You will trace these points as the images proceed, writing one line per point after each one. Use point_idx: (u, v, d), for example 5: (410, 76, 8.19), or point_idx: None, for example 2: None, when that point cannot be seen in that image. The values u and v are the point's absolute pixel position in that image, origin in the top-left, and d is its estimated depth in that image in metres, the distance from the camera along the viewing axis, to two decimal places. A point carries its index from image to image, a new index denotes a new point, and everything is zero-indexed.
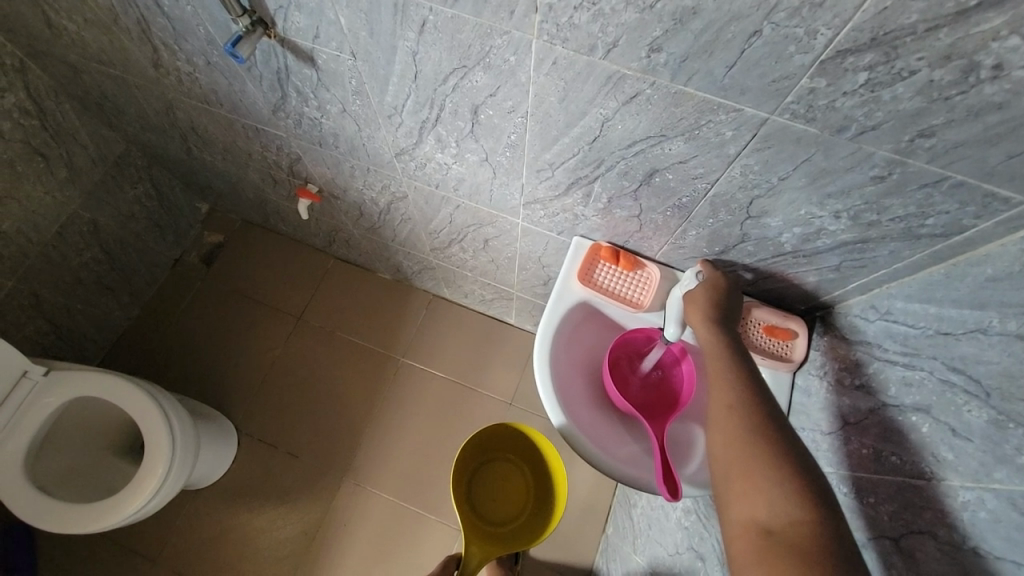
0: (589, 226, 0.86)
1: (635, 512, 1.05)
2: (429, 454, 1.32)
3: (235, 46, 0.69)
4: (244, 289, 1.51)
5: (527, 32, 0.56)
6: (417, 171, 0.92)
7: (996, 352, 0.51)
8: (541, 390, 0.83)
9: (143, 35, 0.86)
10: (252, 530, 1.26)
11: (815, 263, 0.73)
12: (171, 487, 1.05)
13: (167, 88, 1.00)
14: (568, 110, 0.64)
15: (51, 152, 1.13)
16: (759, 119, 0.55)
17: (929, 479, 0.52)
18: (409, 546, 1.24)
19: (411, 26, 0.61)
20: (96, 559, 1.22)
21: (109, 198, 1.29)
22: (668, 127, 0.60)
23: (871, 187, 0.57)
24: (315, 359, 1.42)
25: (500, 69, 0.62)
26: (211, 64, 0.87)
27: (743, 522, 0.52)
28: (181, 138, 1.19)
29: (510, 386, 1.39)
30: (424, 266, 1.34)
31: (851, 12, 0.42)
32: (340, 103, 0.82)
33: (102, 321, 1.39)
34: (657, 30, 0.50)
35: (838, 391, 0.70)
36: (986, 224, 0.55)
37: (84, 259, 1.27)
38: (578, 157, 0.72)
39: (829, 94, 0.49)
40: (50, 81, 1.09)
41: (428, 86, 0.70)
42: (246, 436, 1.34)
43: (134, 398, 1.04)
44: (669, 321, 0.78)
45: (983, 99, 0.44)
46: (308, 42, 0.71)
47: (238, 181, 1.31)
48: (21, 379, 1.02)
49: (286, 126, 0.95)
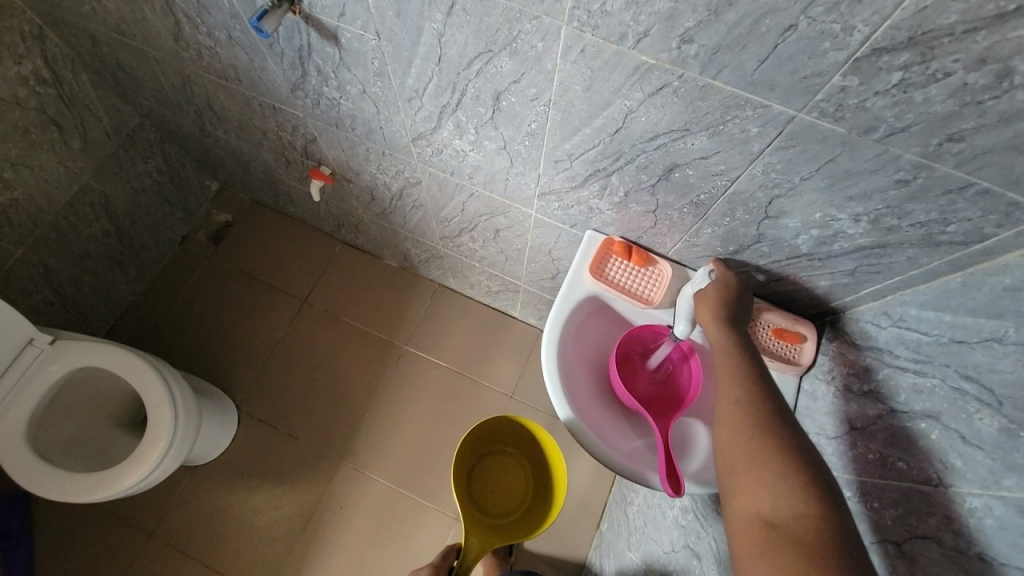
0: (603, 220, 0.86)
1: (631, 509, 1.05)
2: (429, 440, 1.33)
3: (260, 20, 0.68)
4: (251, 269, 1.51)
5: (556, 18, 0.56)
6: (433, 157, 0.92)
7: (1010, 361, 0.50)
8: (547, 382, 0.83)
9: (166, 7, 0.85)
10: (248, 509, 1.26)
11: (829, 268, 0.73)
12: (172, 461, 1.05)
13: (185, 62, 0.99)
14: (593, 100, 0.64)
15: (66, 122, 1.14)
16: (786, 117, 0.54)
17: (936, 486, 0.52)
18: (405, 532, 1.25)
19: (439, 7, 0.61)
20: (93, 530, 1.23)
21: (121, 171, 1.29)
22: (692, 121, 0.60)
23: (894, 191, 0.57)
24: (318, 342, 1.43)
25: (526, 55, 0.62)
26: (233, 39, 0.86)
27: (746, 516, 0.52)
28: (196, 115, 1.19)
29: (511, 378, 1.39)
30: (431, 255, 1.34)
31: (891, 9, 0.42)
32: (360, 84, 0.82)
33: (109, 294, 1.39)
34: (690, 21, 0.49)
35: (845, 397, 0.70)
36: (1007, 233, 0.54)
37: (92, 231, 1.27)
38: (598, 148, 0.71)
39: (860, 93, 0.49)
40: (68, 50, 1.09)
41: (451, 70, 0.70)
42: (247, 415, 1.35)
43: (137, 369, 1.04)
44: (679, 318, 0.78)
45: (1015, 105, 0.44)
46: (333, 20, 0.71)
47: (250, 160, 1.31)
48: (26, 347, 1.02)
49: (304, 106, 0.95)
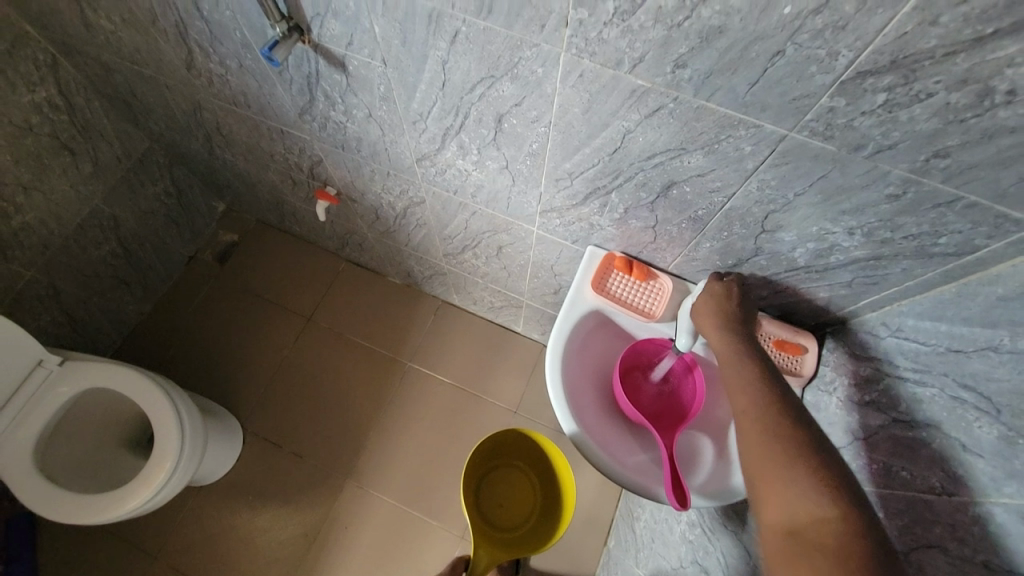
0: (603, 236, 0.88)
1: (638, 525, 1.05)
2: (434, 457, 1.33)
3: (271, 50, 0.71)
4: (256, 288, 1.53)
5: (555, 46, 0.58)
6: (436, 177, 0.95)
7: (1006, 369, 0.51)
8: (551, 396, 0.84)
9: (179, 37, 0.89)
10: (253, 530, 1.26)
11: (827, 279, 0.74)
12: (179, 479, 1.06)
13: (197, 89, 1.03)
14: (591, 121, 0.66)
15: (78, 147, 1.17)
16: (778, 136, 0.57)
17: (940, 495, 0.53)
18: (410, 551, 1.24)
19: (443, 36, 0.64)
20: (97, 551, 1.23)
21: (130, 193, 1.32)
22: (688, 141, 0.62)
23: (886, 205, 0.59)
24: (323, 359, 1.44)
25: (527, 80, 0.65)
26: (243, 67, 0.90)
27: (770, 524, 0.51)
28: (205, 138, 1.22)
29: (515, 394, 1.40)
30: (434, 272, 1.36)
31: (872, 36, 0.44)
32: (366, 108, 0.85)
33: (115, 315, 1.41)
34: (682, 47, 0.52)
35: (849, 408, 0.71)
36: (998, 244, 0.55)
37: (101, 252, 1.30)
38: (597, 168, 0.74)
39: (848, 113, 0.51)
40: (80, 78, 1.13)
41: (454, 94, 0.73)
42: (252, 434, 1.35)
43: (145, 389, 1.05)
44: (681, 331, 0.80)
45: (997, 122, 0.46)
46: (341, 48, 0.74)
47: (256, 181, 1.34)
48: (35, 368, 1.03)
49: (311, 129, 0.98)
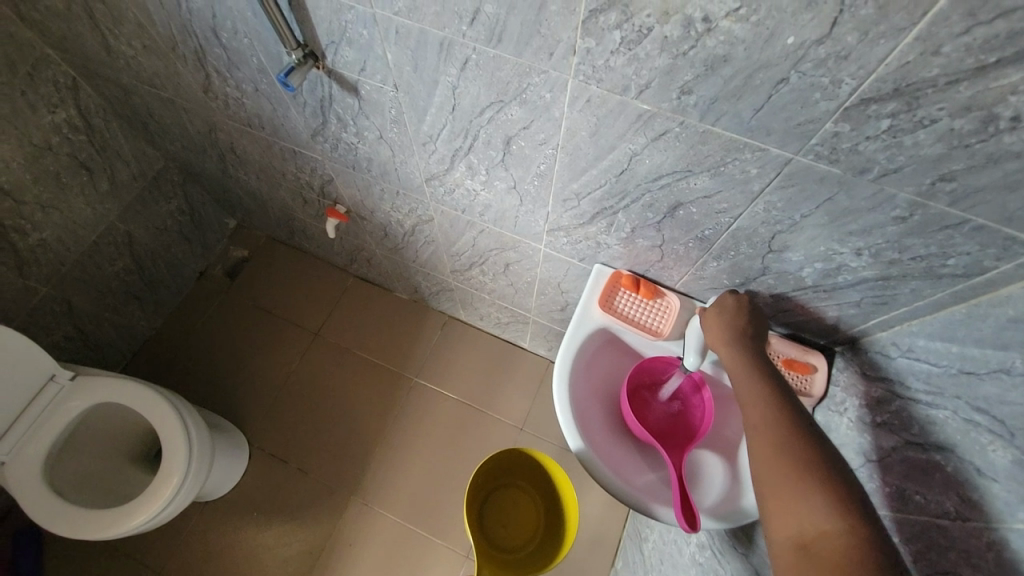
0: (610, 254, 0.89)
1: (647, 546, 1.03)
2: (439, 474, 1.32)
3: (287, 75, 0.73)
4: (265, 303, 1.54)
5: (564, 72, 0.60)
6: (445, 197, 0.96)
7: (1019, 392, 0.51)
8: (558, 412, 0.84)
9: (197, 62, 0.91)
10: (257, 547, 1.25)
11: (836, 298, 0.74)
12: (185, 495, 1.06)
13: (212, 111, 1.05)
14: (598, 144, 0.67)
15: (96, 166, 1.20)
16: (783, 159, 0.57)
17: (954, 520, 0.52)
18: (414, 570, 1.22)
19: (454, 62, 0.65)
20: (101, 567, 1.22)
21: (144, 211, 1.35)
22: (694, 164, 0.63)
23: (893, 227, 0.59)
24: (330, 375, 1.44)
25: (535, 105, 0.66)
26: (259, 91, 0.92)
27: (779, 540, 0.52)
28: (218, 157, 1.24)
29: (522, 410, 1.39)
30: (442, 288, 1.37)
31: (875, 64, 0.45)
32: (377, 130, 0.87)
33: (126, 330, 1.42)
34: (688, 74, 0.53)
35: (860, 429, 0.70)
36: (1007, 266, 0.55)
37: (115, 268, 1.32)
38: (605, 188, 0.74)
39: (852, 138, 0.52)
40: (100, 100, 1.16)
41: (464, 118, 0.74)
42: (258, 449, 1.35)
43: (153, 405, 1.06)
44: (690, 350, 0.80)
45: (1002, 147, 0.46)
46: (354, 74, 0.76)
47: (267, 199, 1.36)
48: (47, 383, 1.05)
49: (323, 150, 1.00)
